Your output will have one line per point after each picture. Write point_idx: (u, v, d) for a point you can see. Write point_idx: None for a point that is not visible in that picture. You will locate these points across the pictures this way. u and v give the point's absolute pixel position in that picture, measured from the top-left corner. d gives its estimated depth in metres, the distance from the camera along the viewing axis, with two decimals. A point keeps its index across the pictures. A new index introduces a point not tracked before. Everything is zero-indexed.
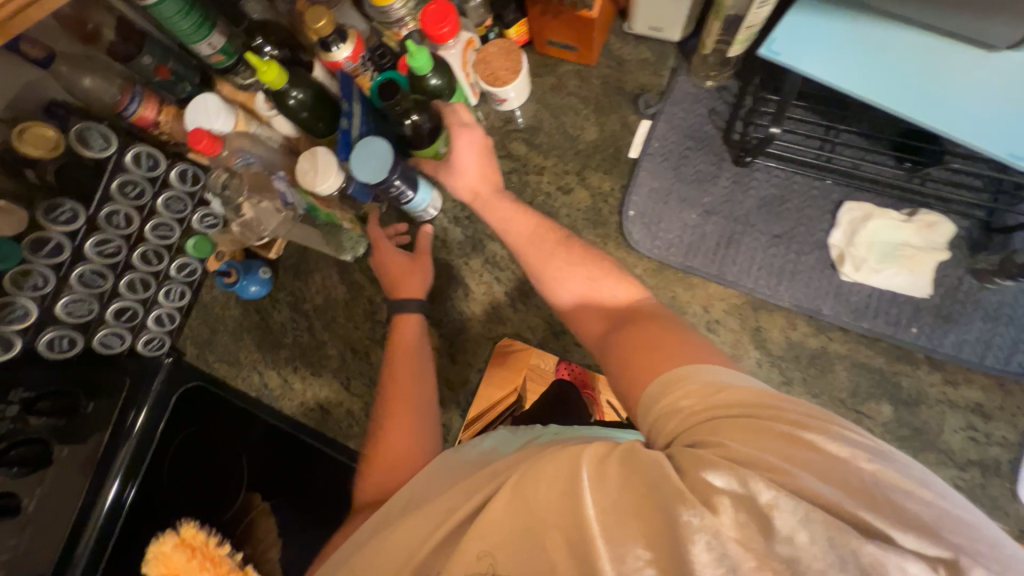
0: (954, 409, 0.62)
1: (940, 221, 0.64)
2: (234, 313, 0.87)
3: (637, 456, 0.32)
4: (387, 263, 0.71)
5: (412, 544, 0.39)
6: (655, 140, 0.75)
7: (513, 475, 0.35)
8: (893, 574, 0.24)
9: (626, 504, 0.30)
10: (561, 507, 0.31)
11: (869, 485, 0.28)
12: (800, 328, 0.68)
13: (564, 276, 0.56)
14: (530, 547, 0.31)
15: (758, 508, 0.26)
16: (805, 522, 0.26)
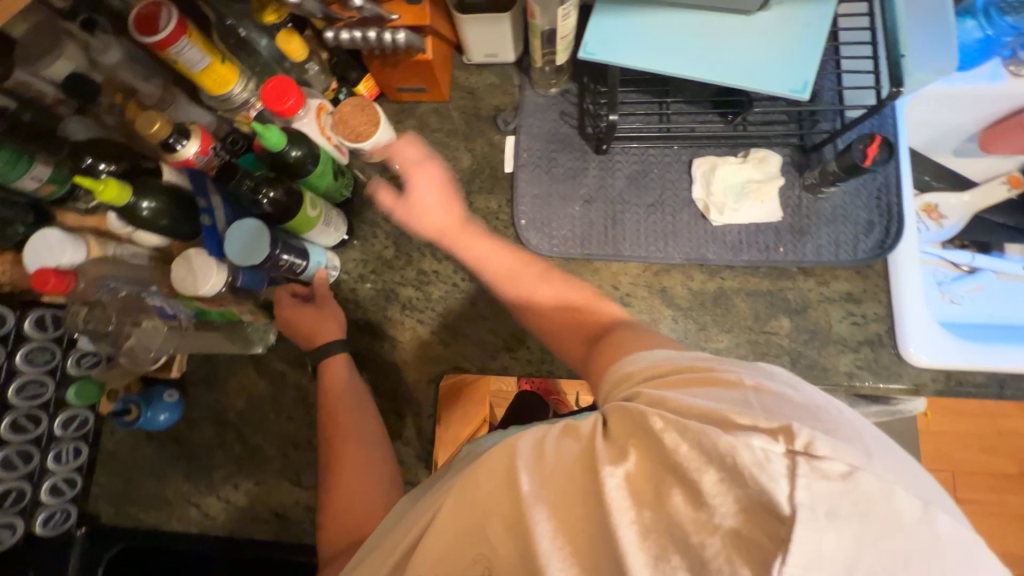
0: (834, 303, 0.72)
1: (770, 155, 0.74)
2: (146, 451, 0.78)
3: (572, 427, 0.34)
4: (294, 322, 0.73)
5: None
6: (523, 152, 0.80)
7: (460, 478, 0.37)
8: (746, 454, 0.25)
9: (557, 475, 0.32)
10: (503, 493, 0.33)
11: (745, 394, 0.31)
12: (696, 277, 0.75)
13: (539, 293, 0.61)
14: (483, 541, 0.33)
15: (651, 434, 0.28)
16: (679, 429, 0.28)
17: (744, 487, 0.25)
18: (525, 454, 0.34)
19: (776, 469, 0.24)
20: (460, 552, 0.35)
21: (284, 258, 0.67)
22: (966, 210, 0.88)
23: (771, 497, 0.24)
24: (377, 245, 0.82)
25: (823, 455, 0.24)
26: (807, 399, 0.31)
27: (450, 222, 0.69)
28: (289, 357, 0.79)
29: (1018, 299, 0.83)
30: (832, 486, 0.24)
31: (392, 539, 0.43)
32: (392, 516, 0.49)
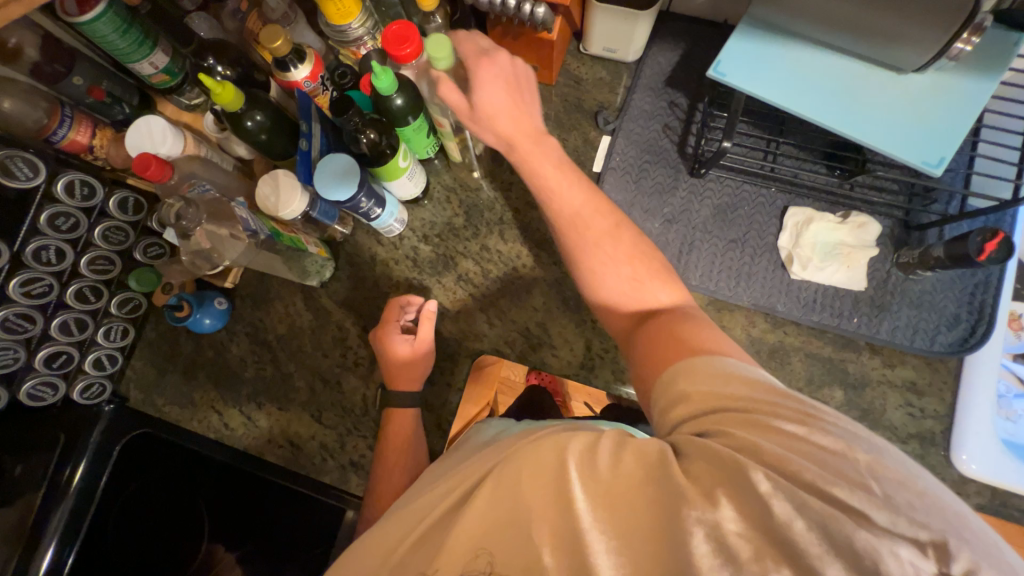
0: (893, 388, 0.70)
1: (868, 224, 0.71)
2: (185, 350, 0.81)
3: (626, 444, 0.35)
4: (387, 352, 0.72)
5: (390, 547, 0.41)
6: (615, 155, 0.78)
7: (495, 466, 0.38)
8: (886, 561, 0.26)
9: (615, 496, 0.32)
10: (554, 503, 0.33)
11: (863, 474, 0.29)
12: (759, 325, 0.73)
13: (604, 270, 0.55)
14: (523, 545, 0.33)
15: (760, 499, 0.29)
16: (797, 507, 0.28)
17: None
18: (576, 459, 0.34)
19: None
20: (488, 541, 0.34)
21: (364, 201, 0.67)
22: None
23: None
24: (447, 211, 0.82)
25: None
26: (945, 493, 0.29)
27: (521, 138, 0.59)
28: (338, 297, 0.80)
29: None
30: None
31: (411, 508, 0.43)
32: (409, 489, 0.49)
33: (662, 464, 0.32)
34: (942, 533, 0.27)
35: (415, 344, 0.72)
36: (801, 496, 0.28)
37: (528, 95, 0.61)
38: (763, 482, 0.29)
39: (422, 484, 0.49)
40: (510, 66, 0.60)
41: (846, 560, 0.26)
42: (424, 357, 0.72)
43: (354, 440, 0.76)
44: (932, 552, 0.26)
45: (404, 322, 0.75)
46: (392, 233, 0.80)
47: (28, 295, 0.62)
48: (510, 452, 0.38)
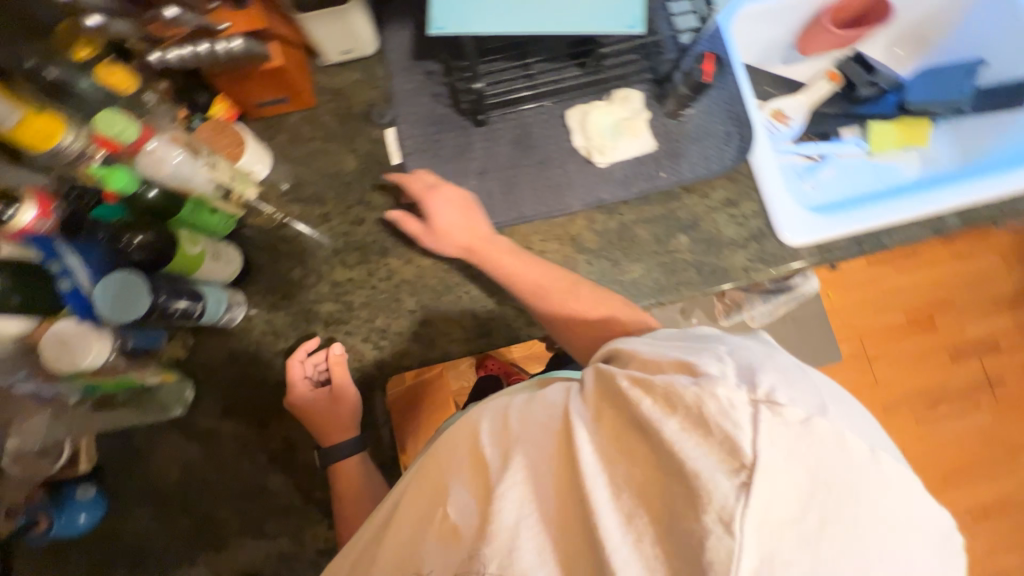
0: (717, 211, 0.80)
1: (631, 92, 0.81)
2: (78, 555, 0.70)
3: (532, 404, 0.46)
4: (307, 407, 0.71)
5: (358, 550, 0.52)
6: (405, 140, 0.80)
7: (431, 452, 0.50)
8: (705, 400, 0.32)
9: (513, 445, 0.42)
10: (469, 464, 0.43)
11: (714, 351, 0.38)
12: (598, 219, 0.79)
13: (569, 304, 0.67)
14: (443, 497, 0.44)
15: (621, 396, 0.36)
16: (645, 388, 0.35)
17: (713, 433, 0.31)
18: (489, 424, 0.46)
19: (741, 417, 0.31)
20: (424, 506, 0.46)
21: (175, 301, 0.61)
22: (801, 111, 1.06)
23: (736, 441, 0.30)
24: (281, 270, 0.77)
25: (782, 402, 0.31)
26: (783, 360, 0.37)
27: (475, 241, 0.72)
28: (215, 410, 0.73)
29: (861, 171, 1.03)
30: (788, 424, 0.31)
31: (371, 520, 0.54)
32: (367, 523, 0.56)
33: (562, 413, 0.40)
34: (760, 370, 0.34)
35: (331, 394, 0.73)
36: (647, 378, 0.35)
37: (477, 209, 0.74)
38: (621, 380, 0.37)
39: (384, 506, 0.54)
40: (456, 193, 0.74)
41: (683, 412, 0.32)
42: (347, 398, 0.73)
43: (310, 531, 0.71)
44: (748, 384, 0.32)
45: (315, 377, 0.75)
46: (235, 321, 0.75)
47: None
48: (446, 439, 0.50)
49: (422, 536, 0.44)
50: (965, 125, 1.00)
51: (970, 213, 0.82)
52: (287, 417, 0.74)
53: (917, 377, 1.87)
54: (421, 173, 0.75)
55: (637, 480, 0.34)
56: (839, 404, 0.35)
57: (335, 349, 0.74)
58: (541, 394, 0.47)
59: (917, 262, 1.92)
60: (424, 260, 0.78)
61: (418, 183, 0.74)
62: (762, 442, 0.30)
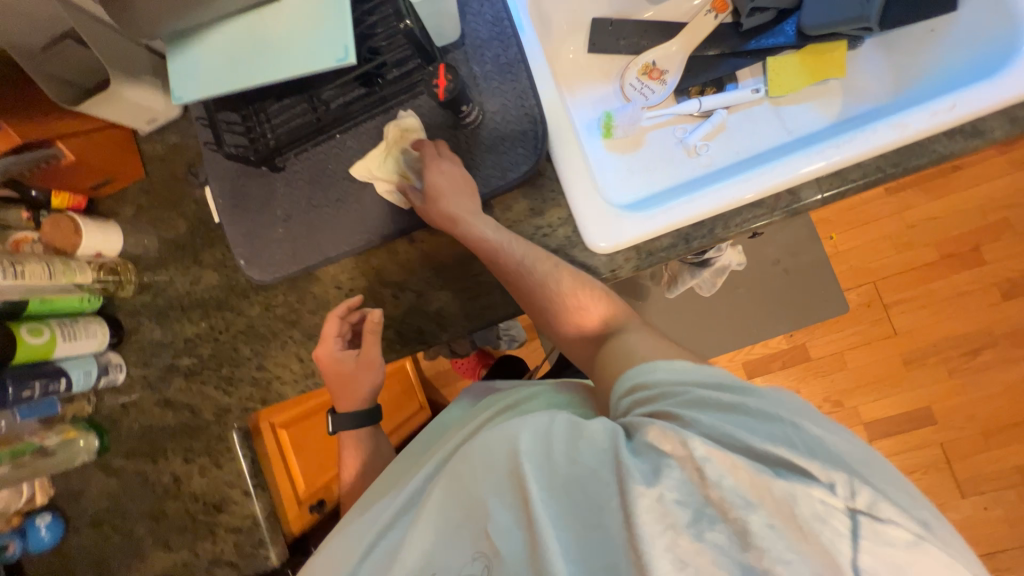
0: (520, 224, 0.73)
1: (406, 120, 0.74)
2: (53, 561, 0.92)
3: (582, 429, 0.51)
4: (337, 366, 0.75)
5: (368, 528, 0.61)
6: (216, 197, 0.82)
7: (454, 461, 0.56)
8: (798, 496, 0.41)
9: (566, 480, 0.48)
10: (517, 485, 0.48)
11: (785, 434, 0.46)
12: (400, 249, 0.78)
13: (537, 307, 0.69)
14: (480, 505, 0.50)
15: (702, 478, 0.43)
16: (731, 468, 0.43)
17: (808, 535, 0.39)
18: (531, 437, 0.51)
19: (837, 523, 0.40)
20: (465, 514, 0.51)
21: (27, 389, 0.73)
22: (678, 58, 0.88)
23: (838, 551, 0.39)
24: (145, 332, 0.88)
25: (880, 515, 0.39)
26: (856, 450, 0.46)
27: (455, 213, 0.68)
28: (121, 452, 0.90)
29: (762, 120, 0.85)
30: (886, 539, 0.39)
31: (381, 503, 0.64)
32: (371, 510, 0.65)
33: (616, 455, 0.47)
34: (856, 478, 0.42)
35: (358, 359, 0.76)
36: (733, 460, 0.43)
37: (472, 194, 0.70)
38: (710, 461, 0.43)
39: (396, 495, 0.63)
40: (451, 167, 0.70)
41: (775, 509, 0.41)
42: (367, 373, 0.77)
43: (201, 544, 0.87)
44: (845, 496, 0.41)
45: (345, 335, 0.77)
46: (118, 381, 0.88)
47: None
48: (469, 448, 0.55)
49: (452, 542, 0.51)
50: (895, 37, 0.80)
51: (835, 184, 0.66)
52: (172, 456, 0.87)
53: (952, 320, 1.56)
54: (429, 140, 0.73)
55: (712, 560, 0.40)
56: (926, 515, 0.44)
57: (373, 318, 0.74)
58: (587, 432, 0.50)
59: (954, 181, 1.54)
60: (252, 309, 0.83)
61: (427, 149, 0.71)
62: (861, 552, 0.39)
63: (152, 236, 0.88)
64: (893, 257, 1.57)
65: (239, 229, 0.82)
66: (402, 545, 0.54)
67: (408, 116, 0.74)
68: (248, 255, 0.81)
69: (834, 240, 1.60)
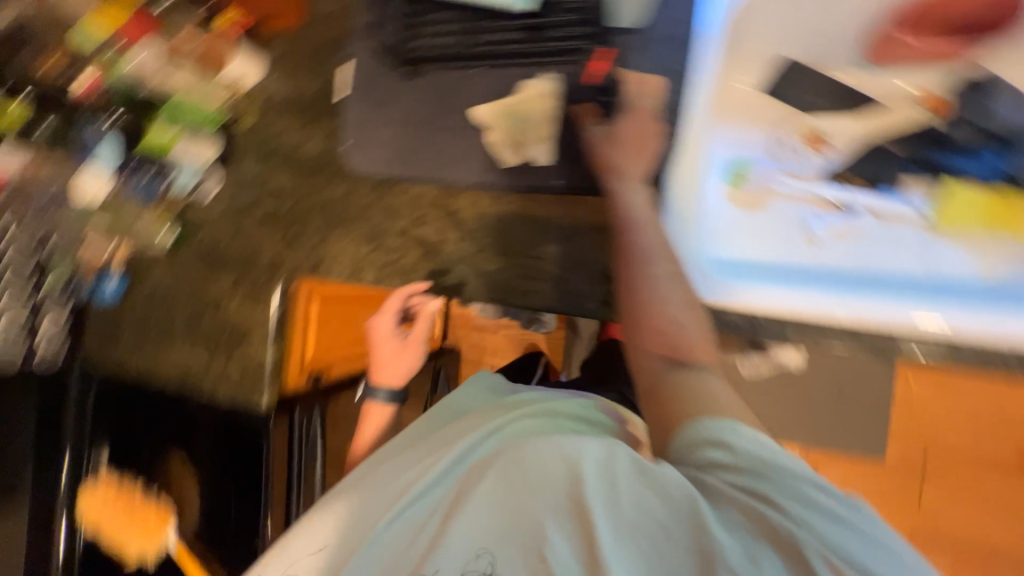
0: (601, 231, 0.74)
1: (545, 85, 0.75)
2: (112, 311, 1.08)
3: (650, 473, 0.52)
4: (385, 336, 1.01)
5: (405, 486, 0.67)
6: (350, 76, 0.86)
7: (500, 462, 0.60)
8: None
9: (632, 523, 0.51)
10: (582, 520, 0.52)
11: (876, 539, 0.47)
12: (483, 201, 0.78)
13: (642, 293, 0.64)
14: (534, 521, 0.54)
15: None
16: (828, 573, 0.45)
17: None
18: (597, 472, 0.54)
19: None
20: (516, 526, 0.55)
21: (142, 170, 0.90)
22: (851, 137, 0.80)
23: None
24: (244, 166, 0.96)
25: None
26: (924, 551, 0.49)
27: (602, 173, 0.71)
28: (189, 254, 1.01)
29: (906, 243, 0.75)
30: None
31: (418, 461, 0.70)
32: (410, 454, 0.73)
33: (693, 518, 0.49)
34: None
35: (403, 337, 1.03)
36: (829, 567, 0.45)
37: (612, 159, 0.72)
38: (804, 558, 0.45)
39: (430, 458, 0.69)
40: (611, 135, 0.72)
41: None
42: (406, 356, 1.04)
43: (224, 357, 1.01)
44: None
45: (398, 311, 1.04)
46: (207, 196, 0.98)
47: None
48: (521, 459, 0.59)
49: (496, 546, 0.55)
50: None
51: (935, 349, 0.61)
52: (226, 280, 0.98)
53: (990, 528, 1.39)
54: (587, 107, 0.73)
55: None
56: None
57: (430, 304, 1.00)
58: (649, 476, 0.52)
59: None
60: (336, 190, 0.89)
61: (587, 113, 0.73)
62: None
63: (281, 85, 0.93)
64: (972, 438, 1.38)
65: (358, 115, 0.85)
66: (444, 530, 0.58)
67: (548, 79, 0.74)
68: (356, 141, 0.86)
69: (911, 392, 1.40)
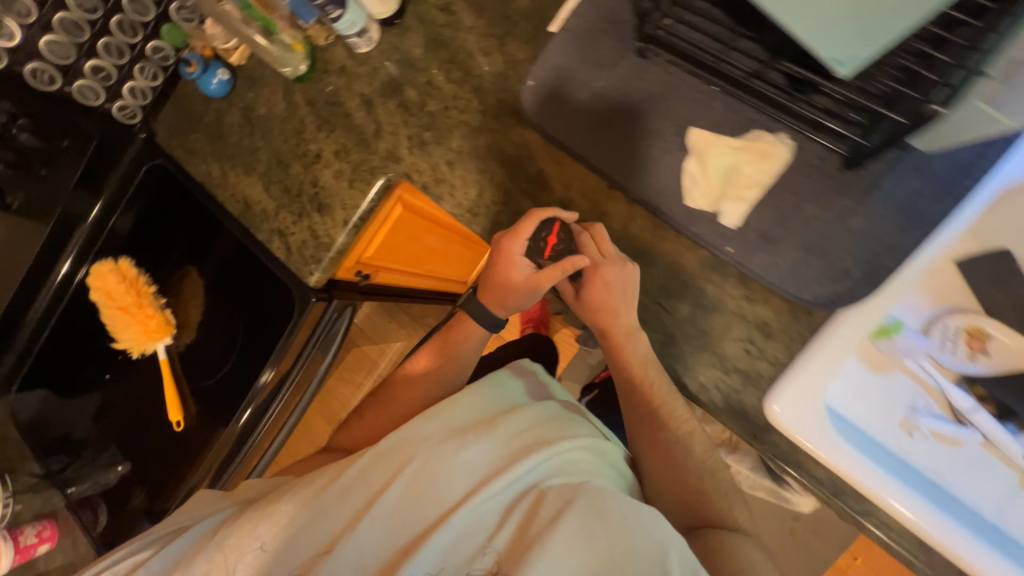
0: (742, 321, 0.66)
1: (778, 146, 0.64)
2: (198, 107, 1.00)
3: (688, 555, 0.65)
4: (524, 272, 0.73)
5: (440, 492, 0.70)
6: (574, 16, 0.75)
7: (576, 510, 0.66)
8: None
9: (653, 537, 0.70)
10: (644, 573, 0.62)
11: None
12: (639, 221, 0.72)
13: (655, 447, 0.78)
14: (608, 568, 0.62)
15: None
16: None
17: None
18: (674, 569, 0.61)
19: None
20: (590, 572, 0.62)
21: None
22: (1011, 358, 0.73)
23: None
24: (410, 41, 0.86)
25: None
26: None
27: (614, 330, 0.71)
28: (308, 95, 0.93)
29: (996, 485, 0.70)
30: None
31: (462, 465, 0.72)
32: (468, 446, 0.74)
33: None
34: None
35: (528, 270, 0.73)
36: None
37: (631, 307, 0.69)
38: None
39: (477, 467, 0.72)
40: (627, 281, 0.68)
41: None
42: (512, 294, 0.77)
43: (284, 214, 0.93)
44: None
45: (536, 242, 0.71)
46: (357, 50, 0.88)
47: (81, 8, 0.81)
48: (607, 523, 0.65)
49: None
50: None
51: None
52: (331, 143, 0.90)
53: None
54: (596, 231, 0.69)
55: None
56: None
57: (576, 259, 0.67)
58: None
59: None
60: (493, 123, 0.80)
61: (591, 248, 0.69)
62: None
63: None
64: None
65: (560, 61, 0.76)
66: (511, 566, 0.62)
67: (782, 142, 0.65)
68: (542, 86, 0.76)
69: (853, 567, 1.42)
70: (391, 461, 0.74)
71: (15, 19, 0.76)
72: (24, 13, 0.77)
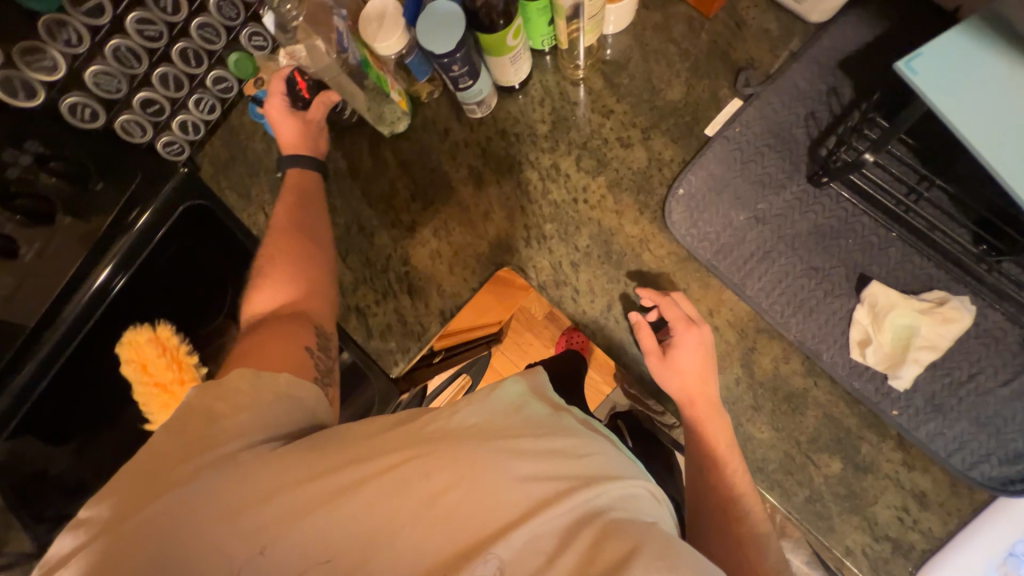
0: (897, 488, 0.63)
1: (959, 312, 0.61)
2: (257, 146, 0.85)
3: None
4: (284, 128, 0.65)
5: None
6: (737, 125, 0.69)
7: None
8: None
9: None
10: None
11: None
12: (791, 363, 0.66)
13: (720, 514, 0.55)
14: None
15: None
16: None
17: None
18: None
19: None
20: None
21: (457, 66, 0.62)
22: None
23: None
24: (535, 112, 0.76)
25: None
26: None
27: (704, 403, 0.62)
28: (401, 154, 0.80)
29: None
30: None
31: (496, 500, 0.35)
32: (514, 451, 0.37)
33: None
34: None
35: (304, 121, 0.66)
36: None
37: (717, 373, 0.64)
38: None
39: (517, 507, 0.35)
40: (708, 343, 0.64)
41: None
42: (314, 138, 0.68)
43: (364, 290, 0.78)
44: None
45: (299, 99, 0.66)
46: (471, 115, 0.76)
47: (141, 34, 0.67)
48: None
49: None
50: None
51: None
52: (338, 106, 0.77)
53: None
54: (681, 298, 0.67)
55: None
56: None
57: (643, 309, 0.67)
58: None
59: None
60: (630, 225, 0.72)
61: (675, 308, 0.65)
62: None
63: (643, 65, 0.73)
64: None
65: (715, 173, 0.69)
66: None
67: (961, 303, 0.61)
68: (693, 196, 0.69)
69: None
70: (376, 473, 0.35)
71: (61, 49, 0.61)
72: (73, 41, 0.61)
